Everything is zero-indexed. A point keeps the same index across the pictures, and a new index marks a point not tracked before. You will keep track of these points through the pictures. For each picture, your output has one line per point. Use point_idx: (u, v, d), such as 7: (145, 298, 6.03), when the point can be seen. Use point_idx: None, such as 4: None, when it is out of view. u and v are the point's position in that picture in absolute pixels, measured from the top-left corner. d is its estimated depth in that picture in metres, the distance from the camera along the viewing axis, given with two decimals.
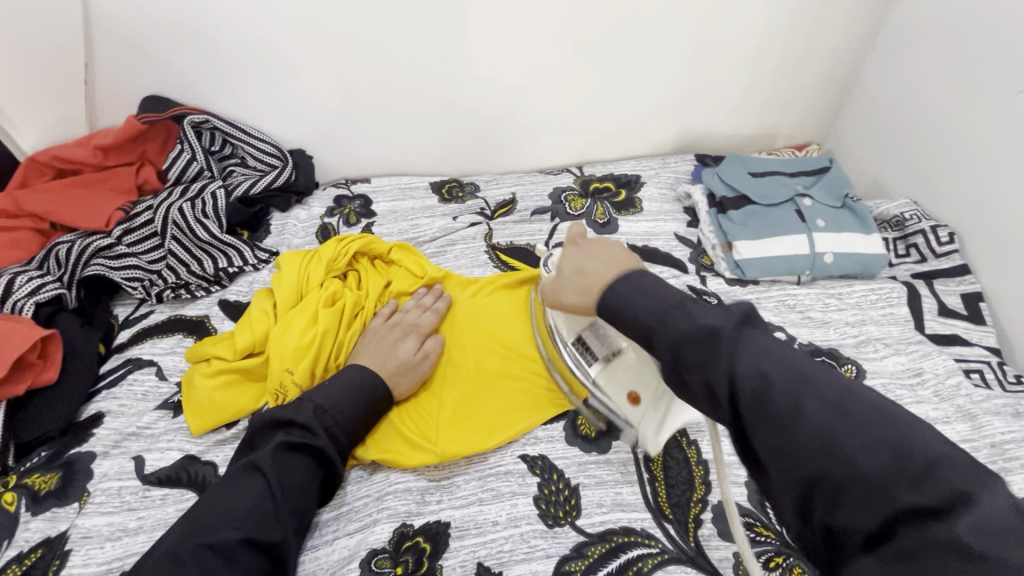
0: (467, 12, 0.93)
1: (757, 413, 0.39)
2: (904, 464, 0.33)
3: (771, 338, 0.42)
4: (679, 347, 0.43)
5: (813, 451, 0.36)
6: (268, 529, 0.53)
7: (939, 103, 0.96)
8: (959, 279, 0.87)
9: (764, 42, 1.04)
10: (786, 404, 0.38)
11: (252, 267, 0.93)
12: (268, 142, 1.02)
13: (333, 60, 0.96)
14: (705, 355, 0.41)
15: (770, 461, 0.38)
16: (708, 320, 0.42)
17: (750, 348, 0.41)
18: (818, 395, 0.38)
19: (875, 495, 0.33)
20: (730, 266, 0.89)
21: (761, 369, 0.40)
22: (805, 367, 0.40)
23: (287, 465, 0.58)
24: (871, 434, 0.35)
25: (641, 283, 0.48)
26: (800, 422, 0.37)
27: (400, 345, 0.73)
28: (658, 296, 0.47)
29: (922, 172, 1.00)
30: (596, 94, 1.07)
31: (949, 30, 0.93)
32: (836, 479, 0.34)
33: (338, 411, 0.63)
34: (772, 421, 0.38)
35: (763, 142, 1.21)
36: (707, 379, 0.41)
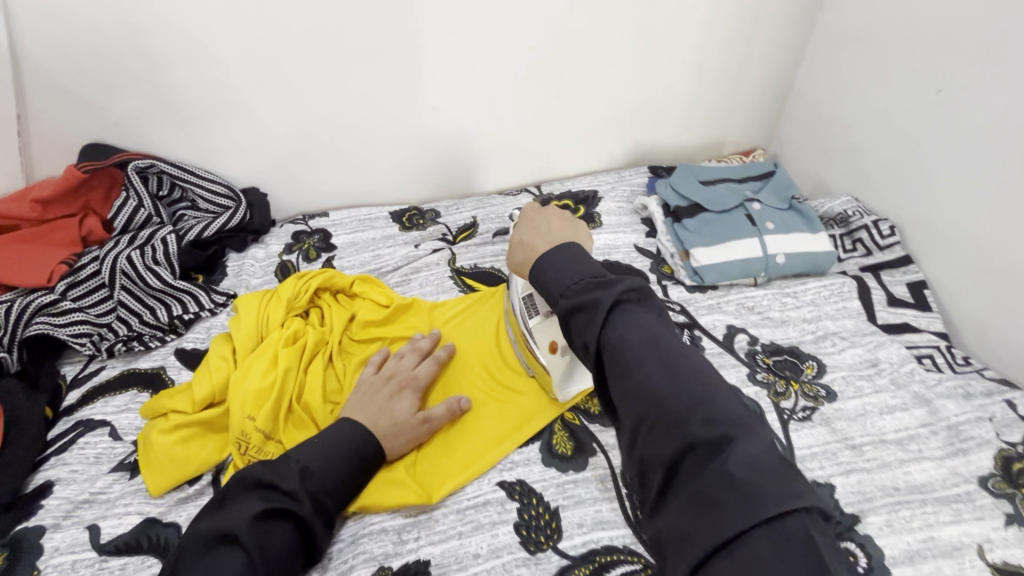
0: (416, 43, 0.94)
1: (616, 368, 0.43)
2: (709, 416, 0.38)
3: (653, 310, 0.46)
4: (569, 314, 0.47)
5: (642, 396, 0.41)
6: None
7: (869, 102, 1.02)
8: (904, 270, 0.91)
9: (701, 56, 1.09)
10: (640, 366, 0.42)
11: (209, 312, 0.90)
12: (220, 183, 1.00)
13: (283, 95, 0.96)
14: (587, 321, 0.45)
15: (619, 407, 0.42)
16: (592, 291, 0.46)
17: (627, 313, 0.45)
18: (666, 358, 0.42)
19: (674, 432, 0.38)
20: (688, 273, 0.91)
21: (628, 334, 0.44)
22: (671, 335, 0.45)
23: (267, 536, 0.51)
24: (694, 395, 0.40)
25: (562, 255, 0.51)
26: (640, 376, 0.41)
27: (397, 400, 0.69)
28: (574, 267, 0.50)
29: (859, 170, 1.06)
30: (547, 114, 1.09)
31: (870, 37, 0.99)
32: (651, 420, 0.40)
33: (329, 472, 0.59)
34: (622, 373, 0.42)
35: (712, 150, 1.25)
36: (584, 342, 0.45)
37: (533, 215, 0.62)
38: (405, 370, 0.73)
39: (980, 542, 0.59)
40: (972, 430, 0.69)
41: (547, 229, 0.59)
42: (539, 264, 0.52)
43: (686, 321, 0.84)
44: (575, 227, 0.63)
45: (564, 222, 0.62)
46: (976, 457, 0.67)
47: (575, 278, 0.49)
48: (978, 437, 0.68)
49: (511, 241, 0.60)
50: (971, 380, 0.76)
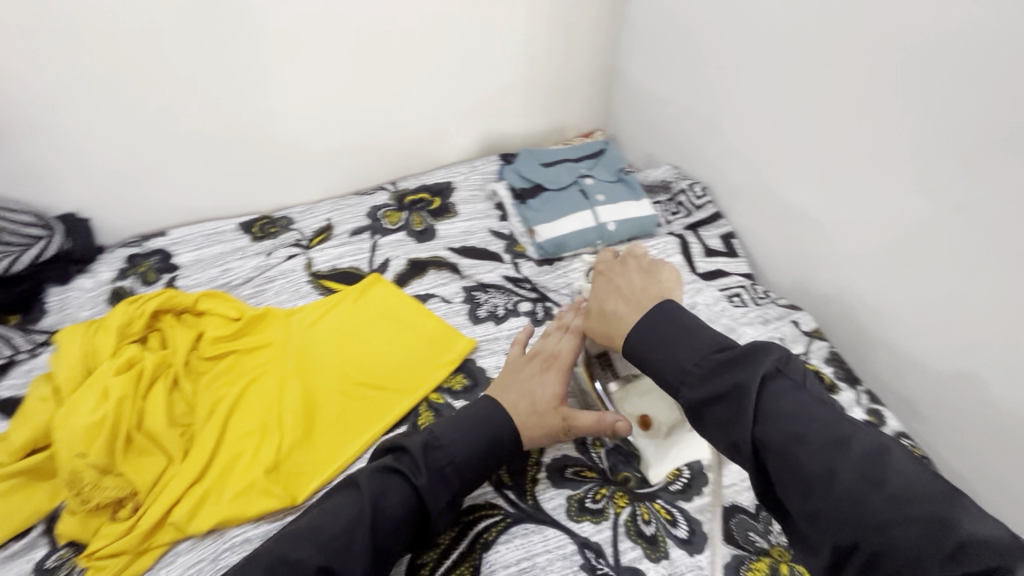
0: (237, 47, 0.92)
1: (788, 472, 0.45)
2: (932, 534, 0.38)
3: (805, 395, 0.48)
4: (708, 405, 0.49)
5: (840, 509, 0.42)
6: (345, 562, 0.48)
7: (677, 81, 1.15)
8: (716, 225, 1.05)
9: (531, 47, 1.17)
10: (821, 470, 0.43)
11: (27, 354, 0.82)
12: (24, 213, 0.89)
13: (89, 108, 0.88)
14: (734, 414, 0.48)
15: (807, 519, 0.44)
16: (732, 378, 0.49)
17: (783, 402, 0.47)
18: (851, 456, 0.43)
19: (910, 565, 0.38)
20: (535, 248, 0.98)
21: (796, 431, 0.46)
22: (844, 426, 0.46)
23: (385, 488, 0.53)
24: (900, 504, 0.40)
25: (669, 326, 0.54)
26: (832, 486, 0.43)
27: (540, 380, 0.65)
28: (690, 348, 0.52)
29: (678, 143, 1.20)
30: (392, 111, 1.11)
31: (667, 24, 1.13)
32: (868, 544, 0.40)
33: (456, 448, 0.57)
34: (805, 482, 0.44)
35: (558, 135, 1.34)
36: (735, 440, 0.48)
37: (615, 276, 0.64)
38: (550, 348, 0.68)
39: None
40: None
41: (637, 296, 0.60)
42: (645, 349, 0.55)
43: (537, 296, 0.92)
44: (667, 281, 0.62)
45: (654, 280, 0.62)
46: None
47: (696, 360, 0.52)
48: None
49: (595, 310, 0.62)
50: (768, 308, 0.91)
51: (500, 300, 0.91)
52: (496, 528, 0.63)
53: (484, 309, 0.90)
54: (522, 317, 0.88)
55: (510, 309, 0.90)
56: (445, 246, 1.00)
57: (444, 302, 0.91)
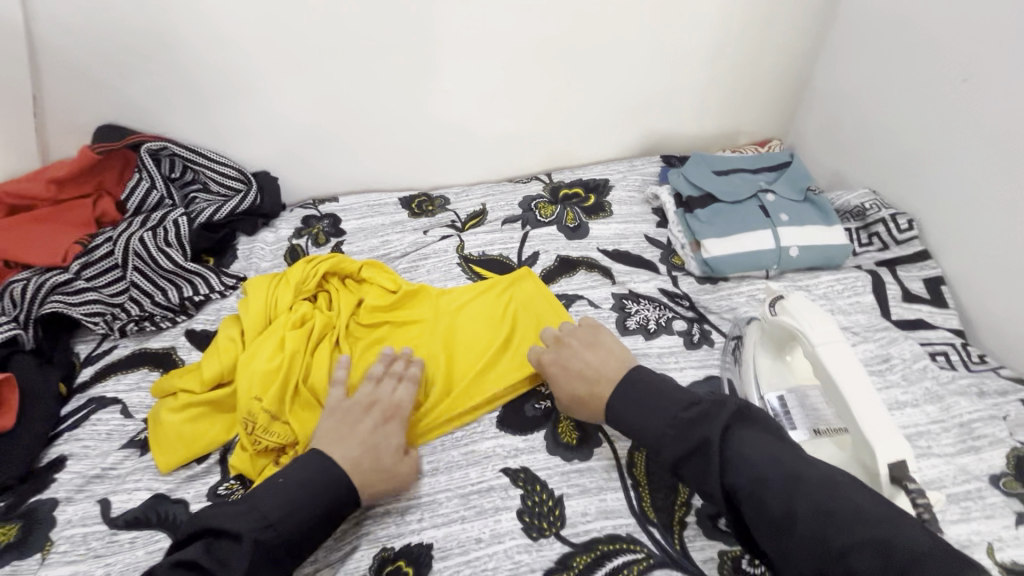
0: (430, 29, 0.94)
1: (758, 516, 0.49)
2: (891, 561, 0.42)
3: (760, 438, 0.54)
4: (681, 458, 0.55)
5: (809, 550, 0.45)
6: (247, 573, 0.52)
7: (895, 90, 0.98)
8: (921, 265, 0.89)
9: (719, 42, 1.06)
10: (785, 509, 0.48)
11: (219, 294, 0.91)
12: (229, 166, 1.00)
13: (294, 77, 0.95)
14: (704, 462, 0.54)
15: (782, 562, 0.48)
16: (697, 431, 0.55)
17: (743, 444, 0.53)
18: (808, 494, 0.48)
19: None
20: (698, 264, 0.89)
21: (757, 474, 0.51)
22: (799, 466, 0.51)
23: (197, 575, 0.51)
24: (856, 534, 0.44)
25: (633, 398, 0.61)
26: (795, 525, 0.47)
27: (381, 433, 0.64)
28: (658, 400, 0.59)
29: (879, 162, 1.03)
30: (559, 101, 1.08)
31: (893, 24, 0.96)
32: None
33: (287, 522, 0.55)
34: (773, 527, 0.48)
35: (728, 140, 1.23)
36: (710, 490, 0.53)
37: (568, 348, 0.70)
38: (387, 398, 0.68)
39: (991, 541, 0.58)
40: (985, 428, 0.68)
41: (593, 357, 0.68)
42: (622, 410, 0.61)
43: (694, 316, 0.84)
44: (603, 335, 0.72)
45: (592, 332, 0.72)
46: (988, 455, 0.65)
47: (669, 416, 0.57)
48: (991, 437, 0.67)
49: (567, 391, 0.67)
50: (987, 378, 0.74)
51: (651, 314, 0.83)
52: (637, 566, 0.58)
53: (634, 321, 0.82)
54: (675, 336, 0.80)
55: (663, 325, 0.81)
56: (597, 246, 0.95)
57: (593, 306, 0.85)
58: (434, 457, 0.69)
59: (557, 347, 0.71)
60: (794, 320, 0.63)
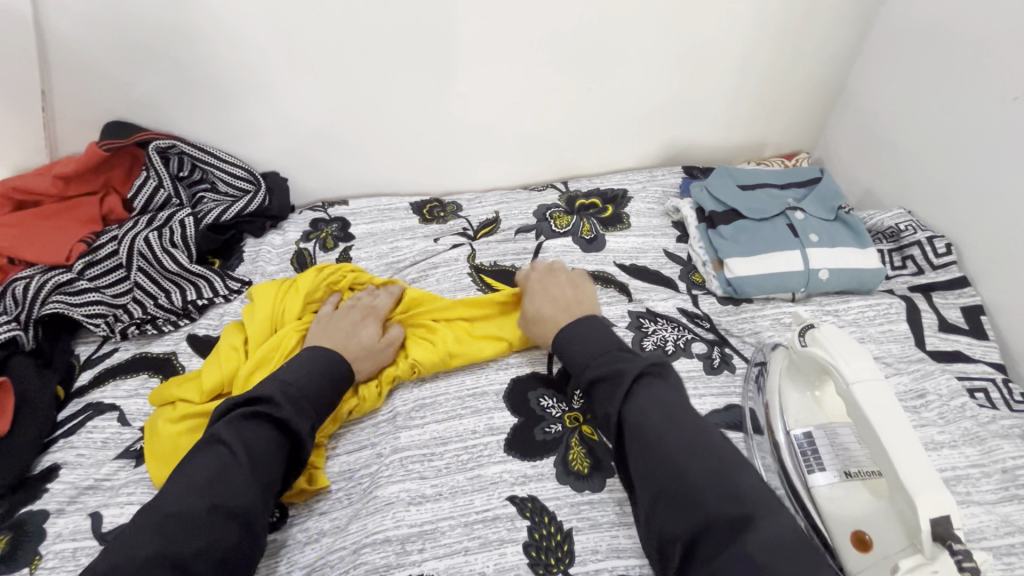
0: (448, 30, 0.90)
1: (635, 439, 0.55)
2: (723, 490, 0.49)
3: (666, 388, 0.59)
4: (596, 382, 0.61)
5: (661, 470, 0.52)
6: (233, 494, 0.53)
7: (935, 105, 0.93)
8: (959, 293, 0.84)
9: (748, 50, 1.02)
10: (659, 437, 0.54)
11: (223, 299, 0.88)
12: (238, 166, 0.98)
13: (307, 77, 0.93)
14: (612, 391, 0.59)
15: (637, 475, 0.54)
16: (622, 365, 0.60)
17: (649, 392, 0.58)
18: (680, 432, 0.54)
19: (695, 509, 0.49)
20: (721, 284, 0.86)
21: (647, 409, 0.56)
22: (686, 414, 0.56)
23: (247, 431, 0.57)
24: (706, 464, 0.51)
25: (587, 330, 0.67)
26: (659, 449, 0.53)
27: (361, 327, 0.75)
28: (597, 342, 0.65)
29: (914, 180, 0.98)
30: (578, 107, 1.04)
31: (935, 35, 0.91)
32: (667, 494, 0.51)
33: (306, 384, 0.64)
34: (643, 447, 0.54)
35: (752, 151, 1.18)
36: (607, 412, 0.59)
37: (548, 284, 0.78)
38: (365, 303, 0.79)
39: None
40: None
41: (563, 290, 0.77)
42: (567, 336, 0.67)
43: (714, 338, 0.80)
44: (585, 285, 0.79)
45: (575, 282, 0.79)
46: None
47: (602, 349, 0.63)
48: None
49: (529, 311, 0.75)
50: None
51: (669, 334, 0.79)
52: None
53: (651, 341, 0.78)
54: (695, 359, 0.76)
55: (681, 347, 0.77)
56: (614, 260, 0.92)
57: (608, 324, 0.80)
58: (438, 481, 0.66)
59: (546, 273, 0.80)
60: (824, 352, 0.60)
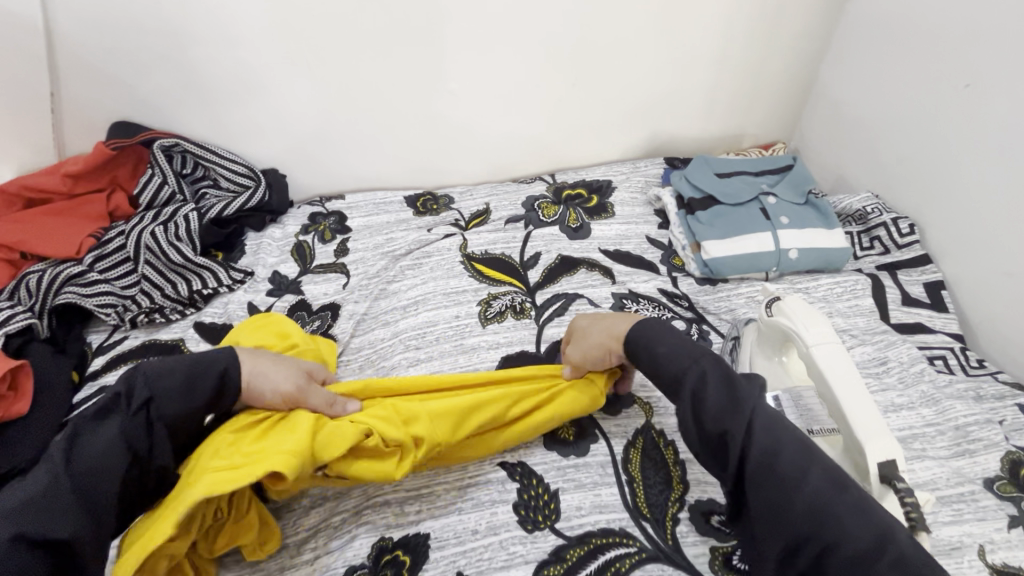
0: (437, 30, 0.95)
1: (763, 471, 0.52)
2: (881, 547, 0.46)
3: (780, 414, 0.55)
4: (707, 403, 0.56)
5: (808, 514, 0.49)
6: (48, 523, 0.50)
7: (897, 94, 0.98)
8: (921, 269, 0.89)
9: (723, 46, 1.07)
10: (796, 475, 0.50)
11: (227, 288, 0.93)
12: (239, 162, 1.02)
13: (302, 76, 0.97)
14: (730, 415, 0.55)
15: (766, 513, 0.51)
16: (738, 386, 0.56)
17: (766, 419, 0.54)
18: (817, 469, 0.51)
19: (857, 562, 0.46)
20: (699, 265, 0.90)
21: (776, 440, 0.53)
22: (811, 445, 0.53)
23: (95, 437, 0.56)
24: (858, 514, 0.48)
25: (661, 332, 0.64)
26: (802, 489, 0.50)
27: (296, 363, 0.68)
28: (699, 359, 0.60)
29: (881, 166, 1.03)
30: (564, 103, 1.09)
31: (898, 29, 0.97)
32: (820, 540, 0.47)
33: (163, 379, 0.60)
34: (777, 483, 0.51)
35: (731, 143, 1.23)
36: (725, 435, 0.54)
37: (596, 311, 0.75)
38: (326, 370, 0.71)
39: (982, 543, 0.58)
40: (980, 432, 0.68)
41: (612, 315, 0.73)
42: (642, 339, 0.64)
43: (692, 316, 0.85)
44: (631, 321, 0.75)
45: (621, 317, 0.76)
46: (983, 459, 0.66)
47: (690, 363, 0.60)
48: (987, 440, 0.67)
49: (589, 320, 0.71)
50: (985, 383, 0.74)
51: (650, 313, 0.84)
52: (630, 560, 0.59)
53: None
54: None
55: None
56: (598, 247, 0.96)
57: (594, 306, 0.86)
58: None
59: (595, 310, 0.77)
60: (788, 321, 0.64)
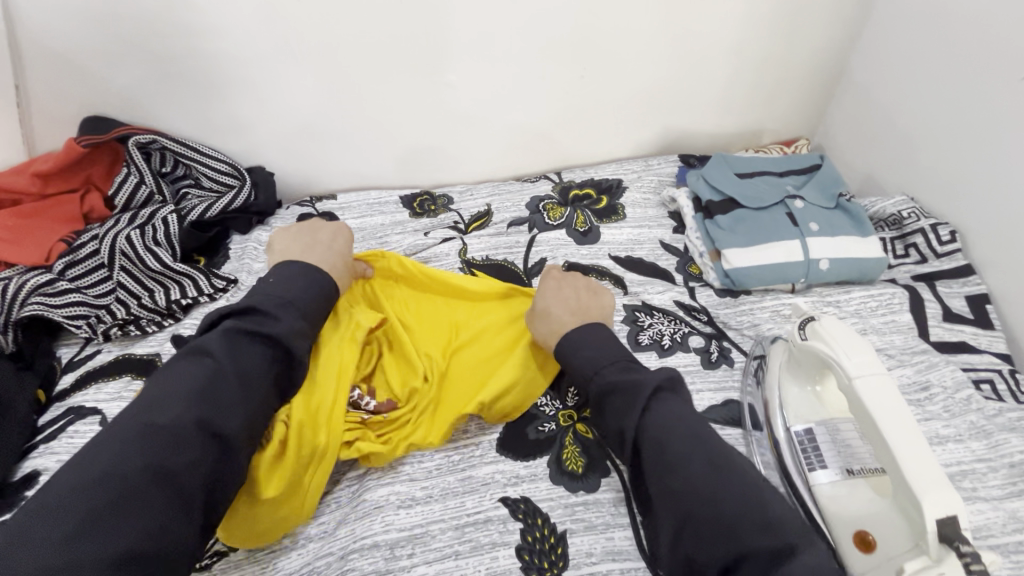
0: (436, 16, 0.87)
1: (657, 458, 0.53)
2: (755, 520, 0.47)
3: (681, 402, 0.57)
4: (610, 396, 0.57)
5: (689, 493, 0.50)
6: (222, 414, 0.52)
7: (936, 87, 0.90)
8: (964, 281, 0.81)
9: (745, 34, 0.99)
10: (682, 458, 0.52)
11: (208, 298, 0.86)
12: (222, 160, 0.95)
13: (289, 68, 0.90)
14: (626, 407, 0.56)
15: (659, 498, 0.52)
16: (636, 376, 0.57)
17: (663, 406, 0.55)
18: (702, 451, 0.52)
19: (729, 535, 0.47)
20: (719, 275, 0.83)
21: (668, 426, 0.54)
22: (704, 430, 0.54)
23: (242, 347, 0.57)
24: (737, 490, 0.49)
25: (589, 338, 0.63)
26: (684, 470, 0.51)
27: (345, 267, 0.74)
28: (608, 352, 0.61)
29: (916, 165, 0.95)
30: (571, 95, 1.01)
31: (939, 15, 0.88)
32: (697, 519, 0.49)
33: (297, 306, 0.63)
34: (666, 467, 0.52)
35: (750, 139, 1.15)
36: (622, 427, 0.55)
37: (560, 283, 0.72)
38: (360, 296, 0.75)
39: None
40: None
41: (572, 297, 0.70)
42: (576, 338, 0.63)
43: (712, 332, 0.78)
44: (601, 296, 0.71)
45: (589, 289, 0.72)
46: None
47: (610, 358, 0.61)
48: None
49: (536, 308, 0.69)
50: None
51: (665, 328, 0.77)
52: None
53: (647, 336, 0.76)
54: (692, 353, 0.74)
55: (678, 341, 0.75)
56: (609, 253, 0.89)
57: None
58: (428, 484, 0.64)
59: (565, 275, 0.74)
60: (826, 346, 0.57)
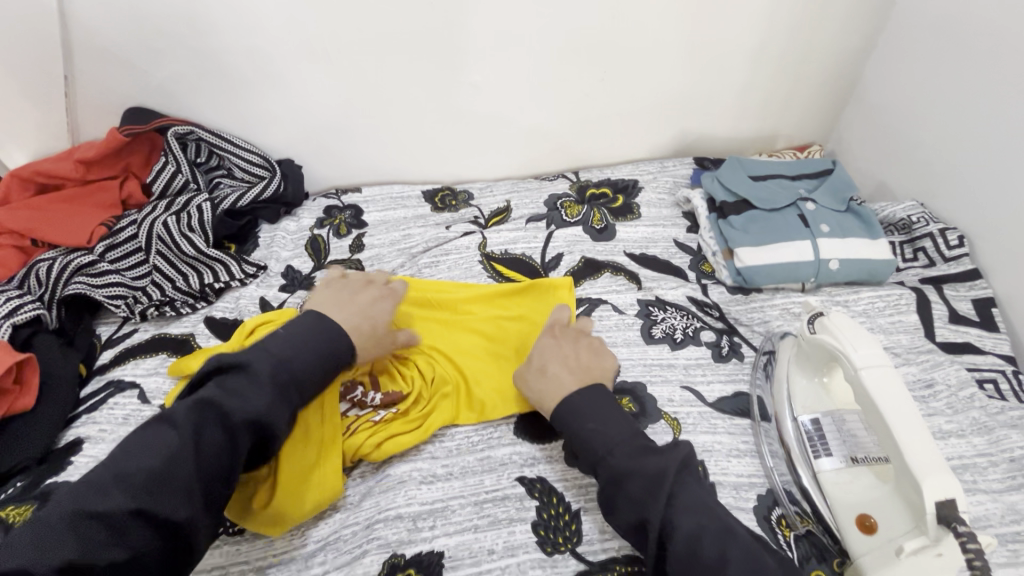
0: (464, 18, 0.91)
1: (688, 556, 0.50)
2: None
3: (700, 487, 0.55)
4: (628, 483, 0.54)
5: None
6: (170, 505, 0.48)
7: (949, 97, 0.92)
8: (969, 284, 0.84)
9: (762, 41, 1.01)
10: (718, 556, 0.49)
11: (239, 283, 0.91)
12: (255, 153, 0.99)
13: (321, 66, 0.94)
14: (652, 494, 0.53)
15: None
16: (657, 465, 0.54)
17: (684, 498, 0.53)
18: (737, 549, 0.49)
19: None
20: (731, 273, 0.86)
21: (696, 522, 0.51)
22: (726, 522, 0.52)
23: (207, 421, 0.53)
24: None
25: (593, 408, 0.60)
26: (724, 572, 0.48)
27: (375, 308, 0.70)
28: (621, 427, 0.58)
29: (928, 172, 0.98)
30: (591, 97, 1.04)
31: (952, 27, 0.91)
32: None
33: (296, 359, 0.60)
34: (702, 568, 0.49)
35: (764, 143, 1.18)
36: (643, 517, 0.53)
37: (559, 343, 0.69)
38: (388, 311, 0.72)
39: None
40: None
41: (572, 363, 0.66)
42: (584, 408, 0.60)
43: (723, 327, 0.80)
44: (603, 357, 0.68)
45: (591, 350, 0.68)
46: None
47: (628, 435, 0.58)
48: None
49: (536, 365, 0.67)
50: None
51: (678, 322, 0.79)
52: None
53: (660, 329, 0.78)
54: (703, 347, 0.77)
55: (690, 335, 0.78)
56: (624, 250, 0.92)
57: (618, 312, 0.81)
58: (448, 462, 0.67)
59: (563, 334, 0.70)
60: (833, 339, 0.60)
